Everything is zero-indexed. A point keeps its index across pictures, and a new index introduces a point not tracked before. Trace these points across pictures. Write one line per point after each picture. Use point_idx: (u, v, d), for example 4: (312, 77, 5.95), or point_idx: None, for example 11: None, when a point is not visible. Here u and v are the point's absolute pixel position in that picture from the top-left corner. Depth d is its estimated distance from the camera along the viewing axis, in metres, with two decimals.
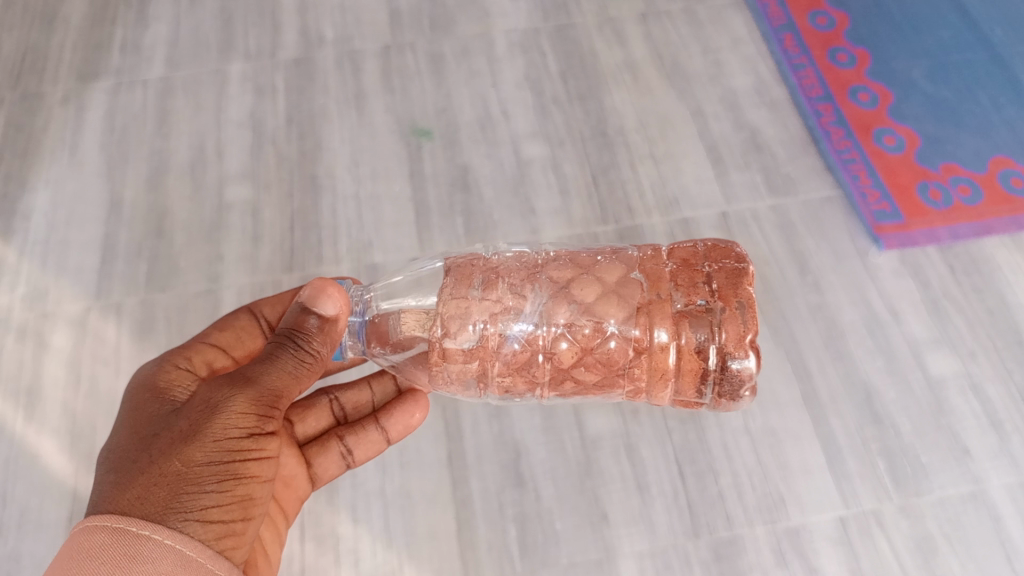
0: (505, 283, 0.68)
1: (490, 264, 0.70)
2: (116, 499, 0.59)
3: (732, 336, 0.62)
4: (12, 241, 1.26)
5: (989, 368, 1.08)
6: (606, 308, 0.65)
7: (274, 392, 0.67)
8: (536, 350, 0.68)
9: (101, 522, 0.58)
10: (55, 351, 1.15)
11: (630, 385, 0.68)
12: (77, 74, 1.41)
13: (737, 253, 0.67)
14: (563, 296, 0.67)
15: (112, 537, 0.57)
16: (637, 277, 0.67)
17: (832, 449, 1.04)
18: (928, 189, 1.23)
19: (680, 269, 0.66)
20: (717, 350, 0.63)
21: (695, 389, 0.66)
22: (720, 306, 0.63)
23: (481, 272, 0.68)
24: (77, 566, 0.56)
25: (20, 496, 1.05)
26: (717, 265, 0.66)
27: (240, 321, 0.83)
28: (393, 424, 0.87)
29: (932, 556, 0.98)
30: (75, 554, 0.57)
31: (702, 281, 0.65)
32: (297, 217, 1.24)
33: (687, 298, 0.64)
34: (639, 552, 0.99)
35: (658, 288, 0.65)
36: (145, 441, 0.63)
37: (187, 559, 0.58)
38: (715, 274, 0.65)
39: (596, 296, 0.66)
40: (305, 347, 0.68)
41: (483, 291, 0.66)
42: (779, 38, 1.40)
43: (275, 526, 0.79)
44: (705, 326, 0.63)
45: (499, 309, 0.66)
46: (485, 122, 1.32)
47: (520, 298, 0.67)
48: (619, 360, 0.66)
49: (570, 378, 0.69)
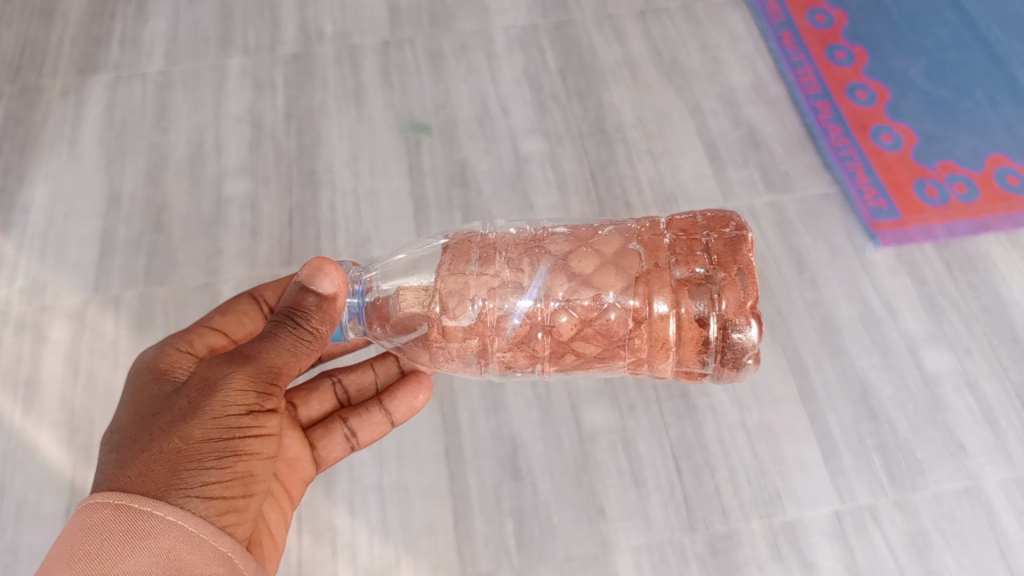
0: (502, 258, 0.69)
1: (487, 241, 0.72)
2: (117, 476, 0.60)
3: (733, 303, 0.62)
4: (10, 234, 1.26)
5: (984, 364, 1.09)
6: (604, 279, 0.66)
7: (273, 369, 0.67)
8: (535, 324, 0.68)
9: (104, 499, 0.58)
10: (52, 344, 1.15)
11: (631, 357, 0.68)
12: (76, 69, 1.41)
13: (736, 222, 0.67)
14: (561, 269, 0.68)
15: (114, 513, 0.57)
16: (635, 248, 0.67)
17: (828, 444, 1.05)
18: (925, 187, 1.24)
19: (679, 239, 0.66)
20: (718, 319, 0.62)
21: (697, 358, 0.65)
22: (720, 274, 0.63)
23: (478, 249, 0.70)
24: (82, 542, 0.57)
25: (17, 488, 1.06)
26: (715, 234, 0.66)
27: (240, 306, 0.83)
28: (397, 406, 0.87)
29: (927, 550, 0.99)
30: (78, 530, 0.57)
31: (701, 251, 0.65)
32: (295, 212, 1.24)
33: (686, 267, 0.64)
34: (636, 547, 1.00)
35: (656, 258, 0.65)
36: (145, 420, 0.63)
37: (190, 534, 0.58)
38: (714, 242, 0.65)
39: (594, 267, 0.67)
40: (304, 325, 0.68)
41: (481, 267, 0.67)
42: (778, 36, 1.40)
43: (280, 507, 0.79)
44: (706, 296, 0.63)
45: (496, 284, 0.67)
46: (484, 118, 1.32)
47: (518, 272, 0.68)
48: (618, 331, 0.66)
49: (571, 351, 0.69)
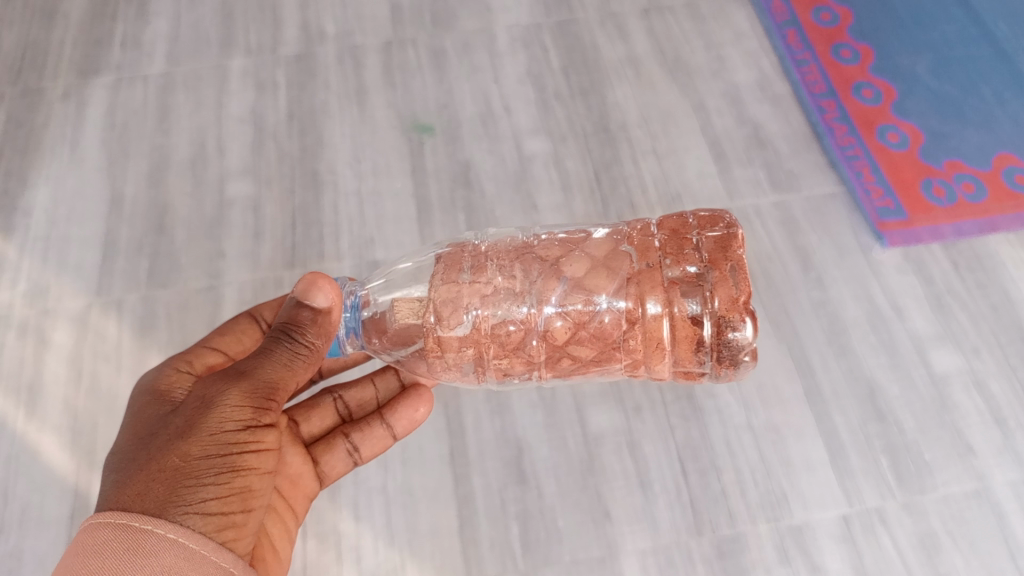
0: (494, 265, 0.68)
1: (479, 250, 0.72)
2: (116, 497, 0.59)
3: (725, 300, 0.61)
4: (13, 238, 1.26)
5: (992, 363, 1.08)
6: (596, 282, 0.65)
7: (270, 385, 0.66)
8: (530, 331, 0.67)
9: (103, 519, 0.57)
10: (55, 348, 1.15)
11: (627, 358, 0.67)
12: (77, 70, 1.41)
13: (726, 220, 0.66)
14: (553, 273, 0.66)
15: (113, 532, 0.57)
16: (626, 249, 0.67)
17: (835, 445, 1.04)
18: (932, 186, 1.23)
19: (669, 239, 0.65)
20: (711, 317, 0.61)
21: (693, 357, 0.64)
22: (712, 272, 0.62)
23: (470, 259, 0.70)
24: (82, 562, 0.56)
25: (21, 492, 1.05)
26: (706, 233, 0.65)
27: (239, 325, 0.83)
28: (399, 419, 0.86)
29: (935, 552, 0.98)
30: (78, 551, 0.57)
31: (691, 249, 0.64)
32: (299, 214, 1.23)
33: (678, 267, 0.63)
34: (641, 550, 0.99)
35: (647, 258, 0.65)
36: (143, 441, 0.63)
37: (190, 551, 0.57)
38: (704, 241, 0.64)
39: (586, 270, 0.66)
40: (299, 340, 0.68)
41: (473, 276, 0.67)
42: (783, 34, 1.39)
43: (285, 522, 0.78)
44: (698, 295, 0.62)
45: (489, 291, 0.66)
46: (487, 118, 1.31)
47: (511, 278, 0.67)
48: (612, 333, 0.66)
49: (567, 355, 0.69)
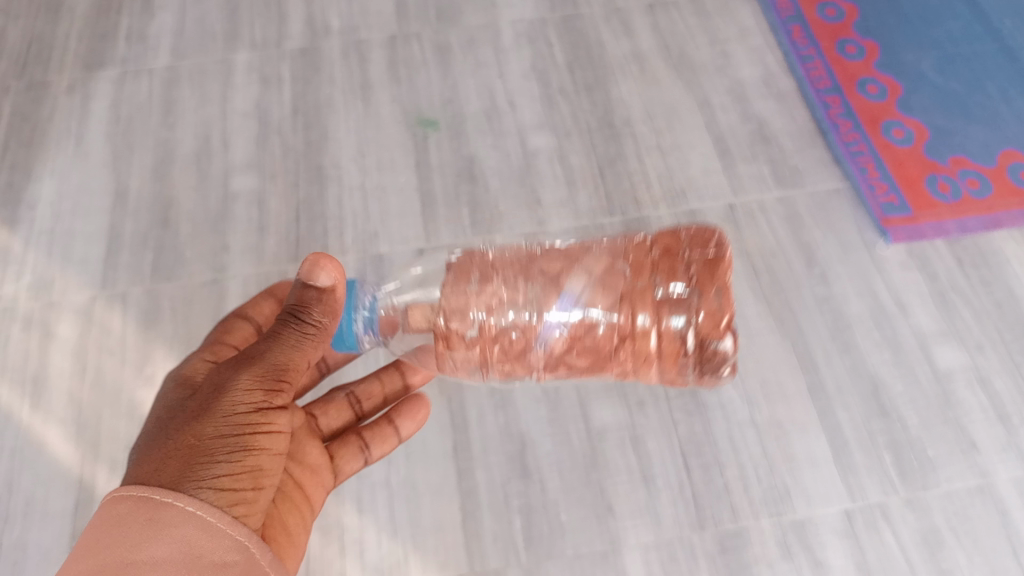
0: (501, 276, 0.68)
1: (486, 258, 0.72)
2: (135, 472, 0.60)
3: (708, 319, 0.61)
4: (17, 231, 1.26)
5: (996, 361, 1.08)
6: (591, 298, 0.65)
7: (282, 365, 0.66)
8: (531, 341, 0.67)
9: (123, 492, 0.58)
10: (60, 341, 1.15)
11: (619, 371, 0.67)
12: (82, 64, 1.41)
13: (718, 239, 0.65)
14: (553, 286, 0.67)
15: (133, 504, 0.57)
16: (623, 266, 0.66)
17: (839, 442, 1.04)
18: (937, 183, 1.22)
19: (662, 257, 0.64)
20: (695, 333, 0.62)
21: (678, 371, 0.64)
22: (697, 294, 0.62)
23: (478, 268, 0.70)
24: (102, 535, 0.57)
25: (26, 485, 1.06)
26: (697, 251, 0.64)
27: (262, 313, 0.83)
28: (406, 423, 0.87)
29: (938, 548, 0.98)
30: (100, 524, 0.57)
31: (682, 268, 0.63)
32: (303, 208, 1.24)
33: (665, 285, 0.63)
34: (644, 545, 0.99)
35: (640, 276, 0.64)
36: (161, 422, 0.63)
37: (207, 523, 0.58)
38: (695, 261, 0.63)
39: (583, 285, 0.66)
40: (308, 320, 0.66)
41: (480, 286, 0.67)
42: (788, 30, 1.39)
43: (303, 515, 0.76)
44: (682, 312, 0.62)
45: (495, 303, 0.66)
46: (491, 113, 1.31)
47: (516, 290, 0.67)
48: (604, 347, 0.65)
49: (564, 364, 0.69)
